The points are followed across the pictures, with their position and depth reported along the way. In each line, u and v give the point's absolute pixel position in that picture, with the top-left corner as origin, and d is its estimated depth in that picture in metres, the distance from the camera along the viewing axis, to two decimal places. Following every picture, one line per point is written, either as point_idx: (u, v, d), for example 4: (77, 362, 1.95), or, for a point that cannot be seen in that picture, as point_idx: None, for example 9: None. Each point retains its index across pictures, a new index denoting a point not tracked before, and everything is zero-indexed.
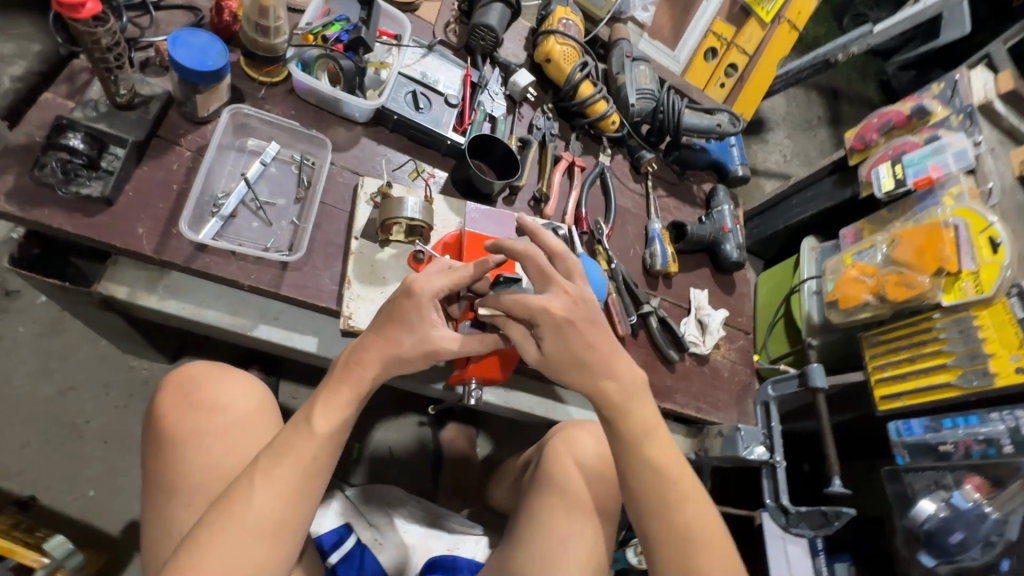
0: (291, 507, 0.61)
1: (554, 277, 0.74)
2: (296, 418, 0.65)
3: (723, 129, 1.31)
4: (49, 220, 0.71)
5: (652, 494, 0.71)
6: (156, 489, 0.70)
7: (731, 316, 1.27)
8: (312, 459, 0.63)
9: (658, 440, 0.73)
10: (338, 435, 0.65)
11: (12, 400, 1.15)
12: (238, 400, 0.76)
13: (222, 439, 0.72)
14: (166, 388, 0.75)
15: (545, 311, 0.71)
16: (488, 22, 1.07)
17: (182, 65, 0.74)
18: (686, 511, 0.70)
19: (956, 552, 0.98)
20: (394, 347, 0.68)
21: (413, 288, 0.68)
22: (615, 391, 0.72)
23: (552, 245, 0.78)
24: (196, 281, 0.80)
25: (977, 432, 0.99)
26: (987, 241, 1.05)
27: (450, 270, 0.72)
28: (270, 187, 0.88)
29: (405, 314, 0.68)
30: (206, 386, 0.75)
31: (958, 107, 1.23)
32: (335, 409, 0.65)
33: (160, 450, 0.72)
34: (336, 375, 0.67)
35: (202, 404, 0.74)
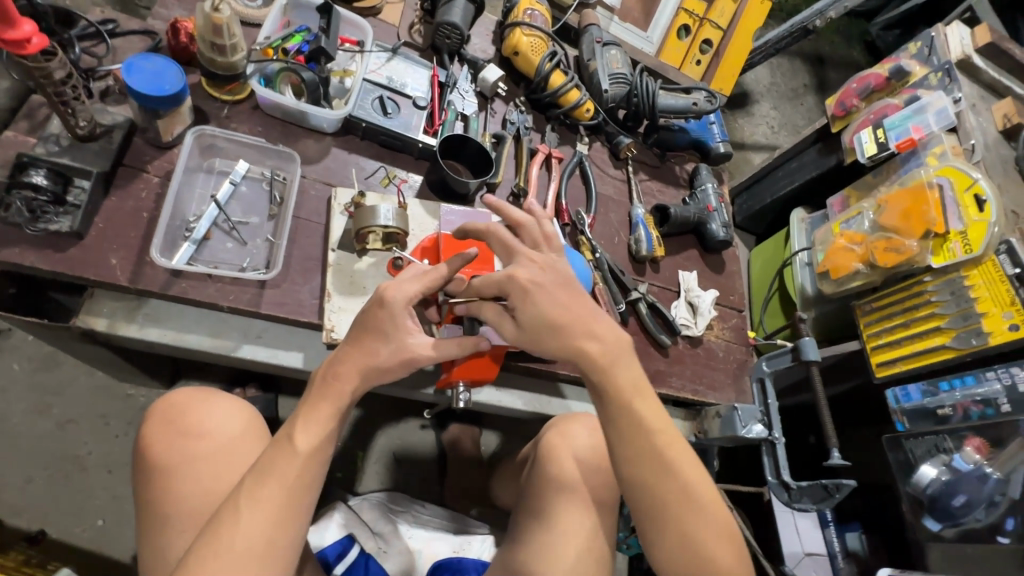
0: (279, 527, 0.61)
1: (519, 248, 0.77)
2: (278, 436, 0.65)
3: (700, 107, 1.30)
4: (20, 258, 0.71)
5: (642, 462, 0.69)
6: (149, 518, 0.70)
7: (722, 296, 1.26)
8: (297, 477, 0.63)
9: (644, 399, 0.72)
10: (321, 451, 0.65)
11: (13, 438, 1.15)
12: (224, 424, 0.77)
13: (211, 464, 0.72)
14: (152, 419, 0.75)
15: (510, 279, 0.73)
16: (451, 20, 1.06)
17: (139, 92, 0.74)
18: (679, 475, 0.69)
19: (960, 514, 0.98)
20: (374, 358, 0.67)
21: (385, 297, 0.68)
22: (599, 351, 0.72)
23: (519, 217, 0.80)
24: (176, 307, 0.80)
25: (974, 393, 0.98)
26: (973, 199, 1.03)
27: (425, 274, 0.71)
28: (243, 207, 0.87)
29: (379, 324, 0.67)
30: (190, 412, 0.76)
31: (936, 65, 1.21)
32: (316, 424, 0.65)
33: (148, 481, 0.72)
34: (314, 392, 0.67)
35: (187, 432, 0.74)
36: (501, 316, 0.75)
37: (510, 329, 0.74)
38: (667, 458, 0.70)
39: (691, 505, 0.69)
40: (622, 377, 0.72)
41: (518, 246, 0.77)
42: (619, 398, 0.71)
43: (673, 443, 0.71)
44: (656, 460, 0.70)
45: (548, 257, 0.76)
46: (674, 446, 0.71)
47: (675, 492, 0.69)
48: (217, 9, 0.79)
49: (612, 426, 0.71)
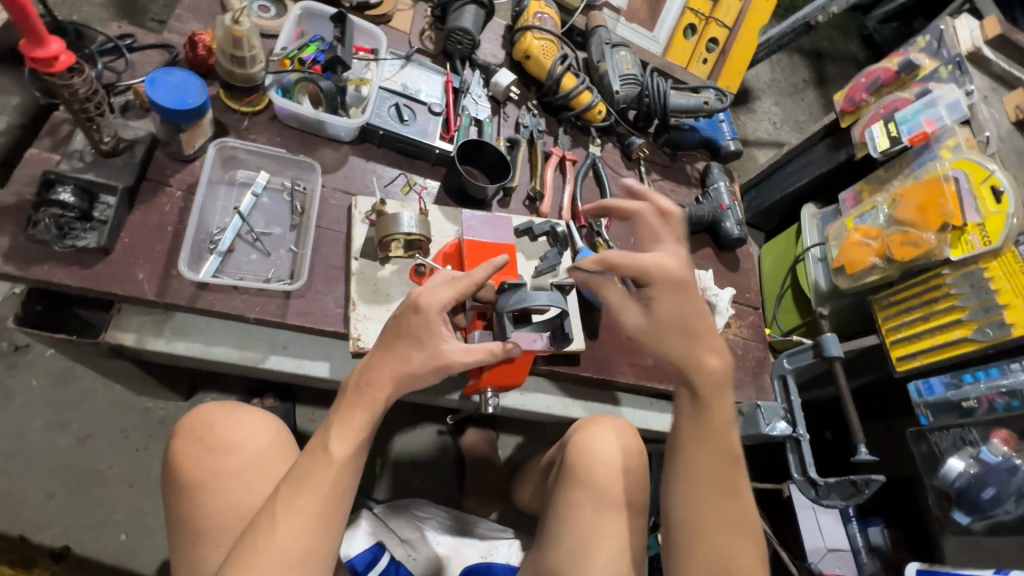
0: (316, 536, 0.61)
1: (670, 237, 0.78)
2: (312, 444, 0.65)
3: (711, 105, 1.30)
4: (48, 275, 0.71)
5: (710, 476, 0.70)
6: (182, 533, 0.70)
7: (738, 293, 1.26)
8: (332, 487, 0.63)
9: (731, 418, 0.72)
10: (354, 461, 0.65)
11: (34, 454, 1.15)
12: (253, 436, 0.76)
13: (241, 476, 0.72)
14: (180, 433, 0.75)
15: (660, 269, 0.72)
16: (463, 25, 1.06)
17: (162, 106, 0.74)
18: (742, 505, 0.69)
19: (988, 507, 0.97)
20: (406, 365, 0.67)
21: (419, 303, 0.68)
22: (717, 367, 0.71)
23: (668, 205, 0.80)
24: (202, 320, 0.80)
25: (999, 384, 0.98)
26: (990, 190, 1.04)
27: (459, 279, 0.71)
28: (265, 217, 0.87)
29: (411, 329, 0.67)
30: (218, 425, 0.75)
31: (946, 58, 1.21)
32: (351, 433, 0.65)
33: (179, 495, 0.72)
34: (348, 400, 0.66)
35: (215, 446, 0.73)
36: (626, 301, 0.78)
37: (638, 316, 0.76)
38: (734, 477, 0.70)
39: (740, 530, 0.68)
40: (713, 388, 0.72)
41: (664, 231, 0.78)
42: (714, 418, 0.71)
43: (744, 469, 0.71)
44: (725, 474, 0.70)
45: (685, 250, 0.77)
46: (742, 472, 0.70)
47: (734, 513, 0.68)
48: (237, 21, 0.79)
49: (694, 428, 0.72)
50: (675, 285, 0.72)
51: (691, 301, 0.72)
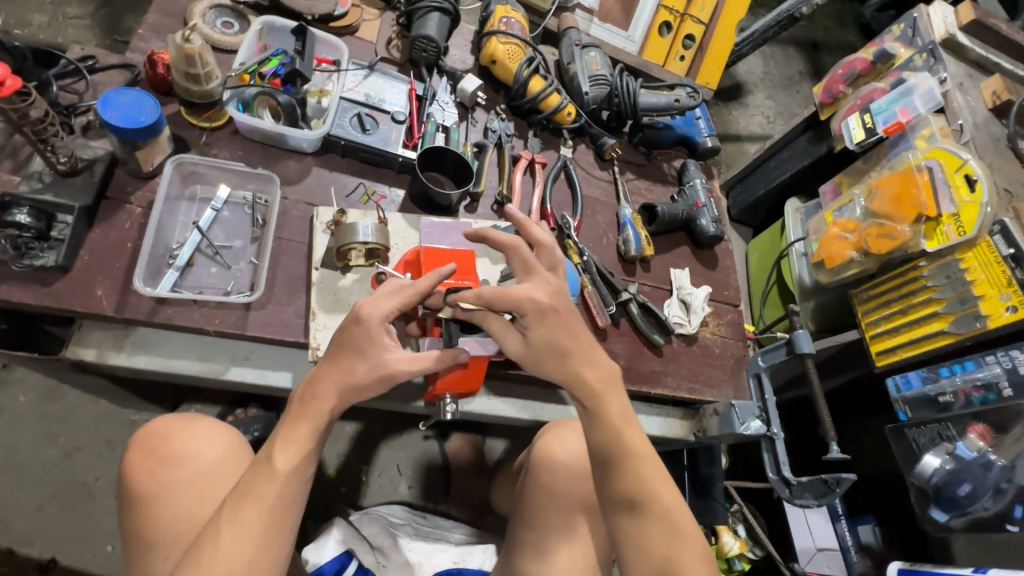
0: (260, 549, 0.62)
1: (538, 267, 0.74)
2: (258, 457, 0.65)
3: (681, 104, 1.29)
4: (8, 295, 0.73)
5: (623, 485, 0.70)
6: (136, 544, 0.71)
7: (716, 291, 1.25)
8: (276, 498, 0.63)
9: (614, 397, 0.72)
10: (300, 472, 0.65)
11: (21, 468, 1.18)
12: (207, 447, 0.77)
13: (193, 488, 0.73)
14: (132, 446, 0.76)
15: (530, 300, 0.70)
16: (427, 33, 1.07)
17: (115, 126, 0.75)
18: (663, 501, 0.69)
19: (966, 503, 0.95)
20: (352, 376, 0.67)
21: (359, 315, 0.68)
22: (596, 379, 0.71)
23: (541, 238, 0.79)
24: (163, 334, 0.81)
25: (975, 377, 0.96)
26: (964, 179, 1.01)
27: (403, 289, 0.71)
28: (225, 231, 0.88)
29: (353, 341, 0.67)
30: (172, 437, 0.76)
31: (920, 47, 1.19)
32: (296, 445, 0.65)
33: (133, 507, 0.73)
34: (294, 411, 0.67)
35: (169, 458, 0.74)
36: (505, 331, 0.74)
37: (517, 344, 0.73)
38: (628, 459, 0.70)
39: (672, 532, 0.68)
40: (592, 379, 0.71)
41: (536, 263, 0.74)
42: (609, 426, 0.71)
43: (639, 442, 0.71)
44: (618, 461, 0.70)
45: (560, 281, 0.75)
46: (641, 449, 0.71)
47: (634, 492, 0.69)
48: (188, 39, 0.80)
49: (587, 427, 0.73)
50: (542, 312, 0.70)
51: (563, 323, 0.71)
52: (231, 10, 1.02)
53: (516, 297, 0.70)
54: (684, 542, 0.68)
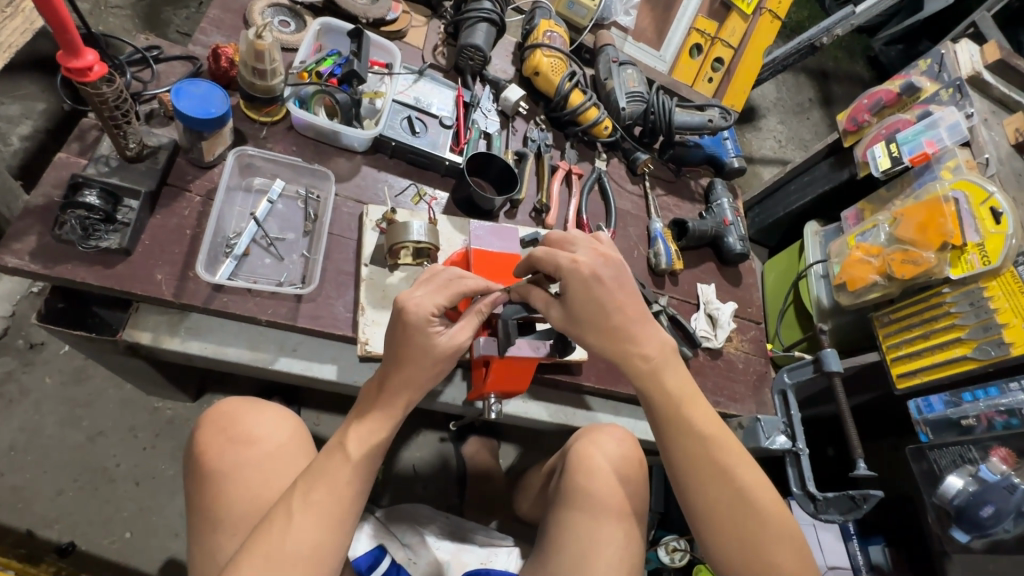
0: (328, 533, 0.63)
1: (578, 239, 0.75)
2: (330, 445, 0.68)
3: (714, 124, 1.32)
4: (73, 274, 0.74)
5: (696, 462, 0.71)
6: (201, 521, 0.72)
7: (740, 308, 1.28)
8: (348, 484, 0.65)
9: (696, 407, 0.74)
10: (372, 459, 0.68)
11: (45, 450, 1.17)
12: (273, 430, 0.79)
13: (261, 468, 0.74)
14: (205, 424, 0.78)
15: (572, 265, 0.72)
16: (475, 42, 1.10)
17: (186, 115, 0.77)
18: (735, 479, 0.70)
19: (988, 525, 0.99)
20: (420, 377, 0.70)
21: (404, 311, 0.69)
22: (649, 357, 0.74)
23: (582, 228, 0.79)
24: (216, 321, 0.82)
25: (998, 403, 0.98)
26: (989, 212, 1.05)
27: (444, 287, 0.72)
28: (279, 223, 0.90)
29: (412, 342, 0.69)
30: (241, 418, 0.78)
31: (947, 82, 1.23)
32: (370, 434, 0.68)
33: (201, 483, 0.74)
34: (369, 399, 0.71)
35: (237, 437, 0.76)
36: (547, 301, 0.76)
37: (560, 315, 0.75)
38: (722, 462, 0.71)
39: (745, 510, 0.69)
40: (672, 387, 0.74)
41: (575, 236, 0.76)
42: (673, 402, 0.74)
43: (731, 452, 0.72)
44: (708, 465, 0.71)
45: (610, 249, 0.75)
46: (730, 454, 0.72)
47: (733, 496, 0.70)
48: (260, 36, 0.82)
49: (663, 431, 0.74)
50: (585, 279, 0.72)
51: (608, 287, 0.72)
52: (288, 10, 1.04)
53: (560, 262, 0.72)
54: (756, 516, 0.69)
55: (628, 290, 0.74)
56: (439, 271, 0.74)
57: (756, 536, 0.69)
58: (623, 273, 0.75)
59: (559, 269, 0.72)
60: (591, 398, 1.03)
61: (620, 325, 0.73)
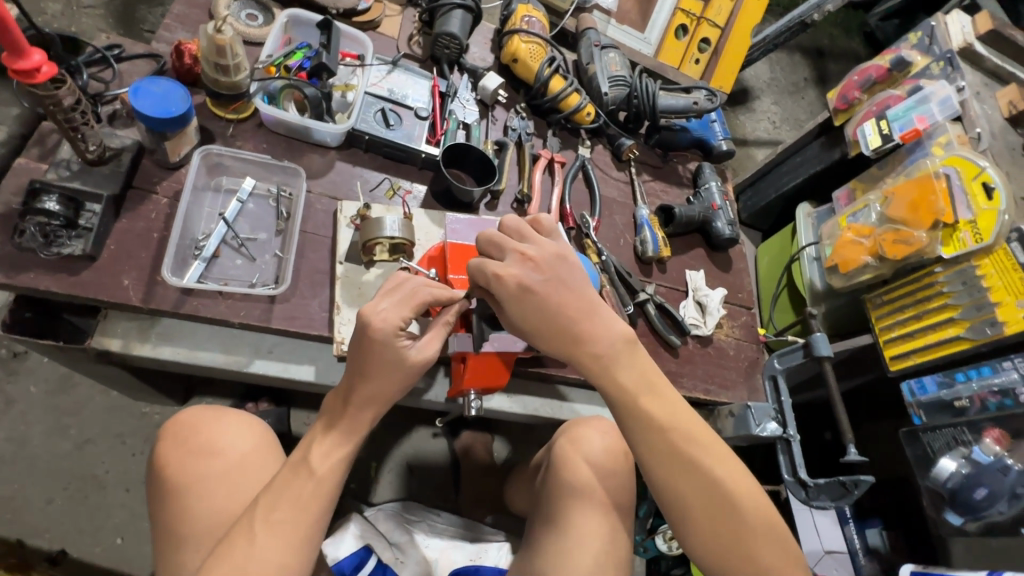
0: (292, 551, 0.63)
1: (509, 244, 0.72)
2: (295, 459, 0.68)
3: (700, 106, 1.29)
4: (36, 283, 0.72)
5: (663, 456, 0.70)
6: (165, 537, 0.72)
7: (730, 294, 1.26)
8: (311, 499, 0.65)
9: (655, 398, 0.72)
10: (335, 474, 0.67)
11: (32, 459, 1.17)
12: (236, 440, 0.78)
13: (225, 480, 0.73)
14: (164, 437, 0.76)
15: (497, 279, 0.70)
16: (450, 30, 1.07)
17: (146, 115, 0.75)
18: (710, 471, 0.70)
19: (982, 507, 0.98)
20: (387, 390, 0.70)
21: (367, 331, 0.67)
22: (629, 349, 0.72)
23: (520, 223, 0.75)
24: (187, 325, 0.81)
25: (991, 382, 0.96)
26: (981, 187, 1.02)
27: (407, 299, 0.70)
28: (250, 223, 0.88)
29: (386, 351, 0.68)
30: (201, 430, 0.77)
31: (937, 55, 1.20)
32: (333, 449, 0.68)
33: (164, 498, 0.73)
34: (335, 409, 0.70)
35: (199, 449, 0.75)
36: (500, 308, 0.73)
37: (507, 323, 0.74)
38: (691, 455, 0.70)
39: (724, 502, 0.69)
40: (629, 380, 0.72)
41: (505, 239, 0.73)
42: (634, 395, 0.72)
43: (701, 443, 0.71)
44: (676, 459, 0.70)
45: (540, 249, 0.72)
46: (699, 446, 0.71)
47: (711, 488, 0.70)
48: (219, 30, 0.81)
49: (627, 430, 0.72)
50: (515, 293, 0.70)
51: (541, 293, 0.70)
52: (256, 2, 1.01)
53: (488, 274, 0.70)
54: (736, 507, 0.69)
55: (564, 288, 0.71)
56: (403, 282, 0.72)
57: (736, 527, 0.69)
58: (559, 269, 0.72)
59: (488, 282, 0.71)
60: (577, 390, 1.02)
61: (570, 326, 0.71)
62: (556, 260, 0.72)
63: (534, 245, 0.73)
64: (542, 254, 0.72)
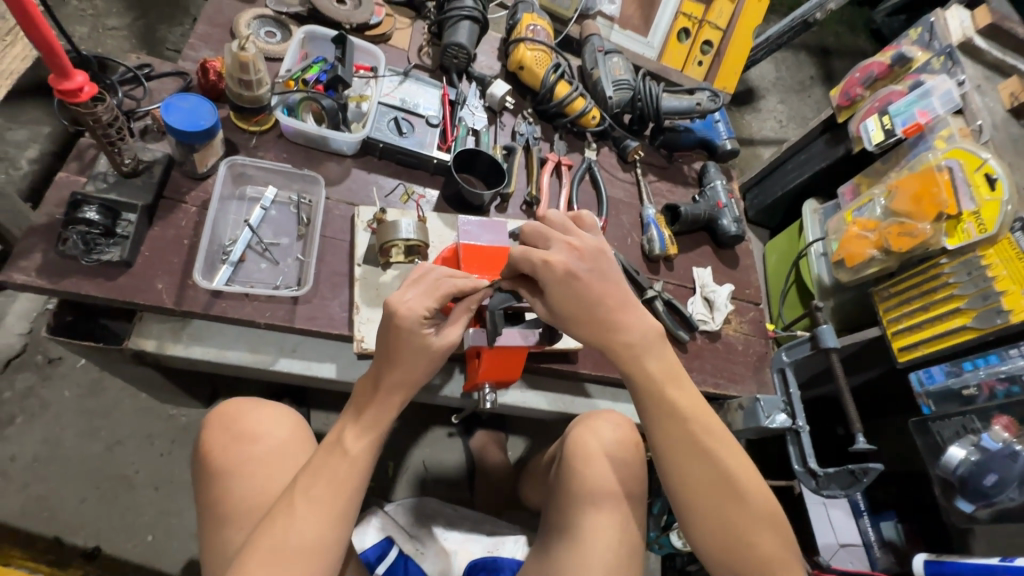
0: (329, 526, 0.67)
1: (556, 235, 0.76)
2: (330, 440, 0.72)
3: (703, 107, 1.31)
4: (77, 288, 0.77)
5: (677, 441, 0.74)
6: (209, 518, 0.76)
7: (738, 290, 1.28)
8: (346, 477, 0.69)
9: (677, 388, 0.75)
10: (368, 454, 0.71)
11: (67, 460, 1.22)
12: (275, 427, 0.82)
13: (263, 465, 0.77)
14: (211, 422, 0.81)
15: (546, 265, 0.73)
16: (459, 40, 1.11)
17: (176, 129, 0.80)
18: (718, 459, 0.73)
19: (993, 494, 0.97)
20: (414, 375, 0.74)
21: (395, 316, 0.71)
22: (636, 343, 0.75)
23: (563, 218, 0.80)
24: (216, 326, 0.85)
25: (998, 370, 0.98)
26: (984, 178, 1.04)
27: (430, 289, 0.75)
28: (273, 229, 0.93)
29: (404, 342, 0.72)
30: (242, 416, 0.81)
31: (938, 50, 1.22)
32: (368, 431, 0.72)
33: (208, 482, 0.78)
34: (365, 396, 0.74)
35: (241, 435, 0.79)
36: (534, 296, 0.76)
37: (542, 309, 0.76)
38: (705, 444, 0.73)
39: (728, 490, 0.72)
40: (655, 371, 0.76)
41: (554, 230, 0.76)
42: (655, 383, 0.75)
43: (714, 434, 0.74)
44: (690, 445, 0.73)
45: (586, 241, 0.76)
46: (714, 436, 0.74)
47: (716, 476, 0.72)
48: (242, 48, 0.85)
49: (647, 414, 0.75)
50: (563, 278, 0.72)
51: (586, 282, 0.73)
52: (274, 20, 1.07)
53: (536, 261, 0.73)
54: (739, 496, 0.72)
55: (606, 280, 0.75)
56: (427, 273, 0.76)
57: (736, 517, 0.72)
58: (602, 261, 0.75)
59: (535, 268, 0.73)
60: (586, 385, 1.04)
61: (604, 315, 0.74)
62: (598, 252, 0.76)
63: (580, 238, 0.76)
64: (592, 246, 0.76)
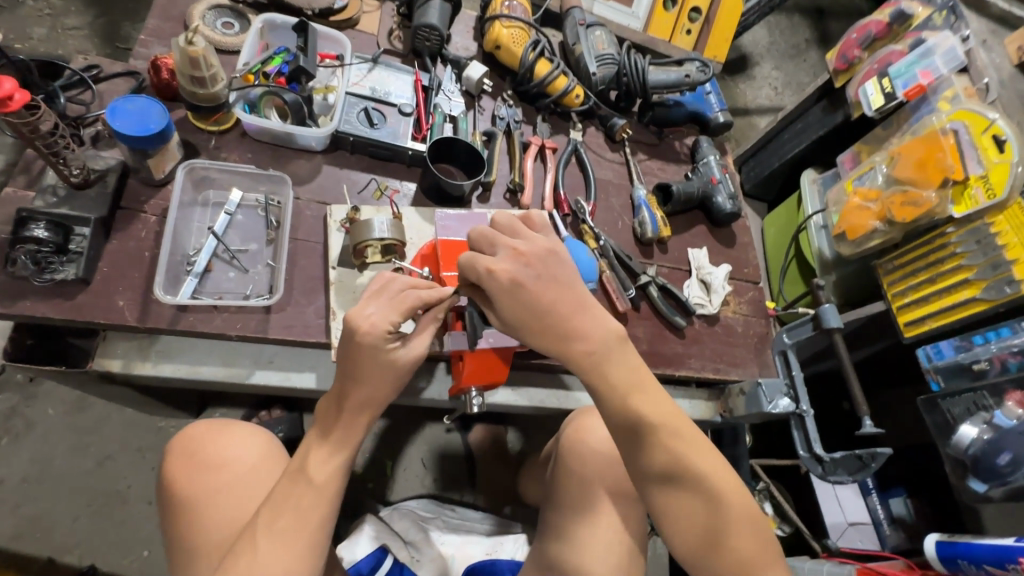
0: (294, 560, 0.66)
1: (502, 238, 0.70)
2: (292, 470, 0.71)
3: (692, 79, 1.24)
4: (33, 310, 0.73)
5: (641, 448, 0.69)
6: (179, 551, 0.76)
7: (736, 270, 1.23)
8: (312, 507, 0.68)
9: (644, 395, 0.70)
10: (332, 482, 0.71)
11: (57, 479, 1.19)
12: (240, 453, 0.82)
13: (233, 491, 0.77)
14: (174, 453, 0.81)
15: (489, 274, 0.68)
16: (429, 22, 1.04)
17: (124, 134, 0.74)
18: (691, 465, 0.68)
19: (1007, 473, 0.93)
20: (380, 395, 0.72)
21: (357, 333, 0.68)
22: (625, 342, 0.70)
23: (514, 220, 0.74)
24: (186, 341, 0.81)
25: (1011, 344, 0.94)
26: (992, 140, 0.97)
27: (395, 301, 0.70)
28: (240, 235, 0.88)
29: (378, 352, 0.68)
30: (208, 443, 0.81)
31: (940, 4, 1.14)
32: (329, 457, 0.71)
33: (174, 515, 0.78)
34: (337, 417, 0.71)
35: (206, 463, 0.80)
36: (485, 303, 0.71)
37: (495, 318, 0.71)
38: (675, 451, 0.68)
39: (705, 494, 0.67)
40: (618, 378, 0.70)
41: (498, 233, 0.71)
42: (617, 392, 0.70)
43: (685, 439, 0.69)
44: (658, 453, 0.68)
45: (533, 244, 0.70)
46: (680, 440, 0.69)
47: (689, 483, 0.67)
48: (191, 41, 0.80)
49: (611, 425, 0.70)
50: (507, 287, 0.68)
51: (533, 290, 0.68)
52: (230, 10, 1.00)
53: (480, 270, 0.68)
54: (713, 500, 0.67)
55: (557, 286, 0.70)
56: (389, 282, 0.72)
57: (715, 521, 0.67)
58: (550, 266, 0.70)
59: (479, 278, 0.68)
60: (576, 378, 0.99)
61: (558, 324, 0.69)
62: (547, 255, 0.71)
63: (527, 241, 0.71)
64: (540, 248, 0.71)
